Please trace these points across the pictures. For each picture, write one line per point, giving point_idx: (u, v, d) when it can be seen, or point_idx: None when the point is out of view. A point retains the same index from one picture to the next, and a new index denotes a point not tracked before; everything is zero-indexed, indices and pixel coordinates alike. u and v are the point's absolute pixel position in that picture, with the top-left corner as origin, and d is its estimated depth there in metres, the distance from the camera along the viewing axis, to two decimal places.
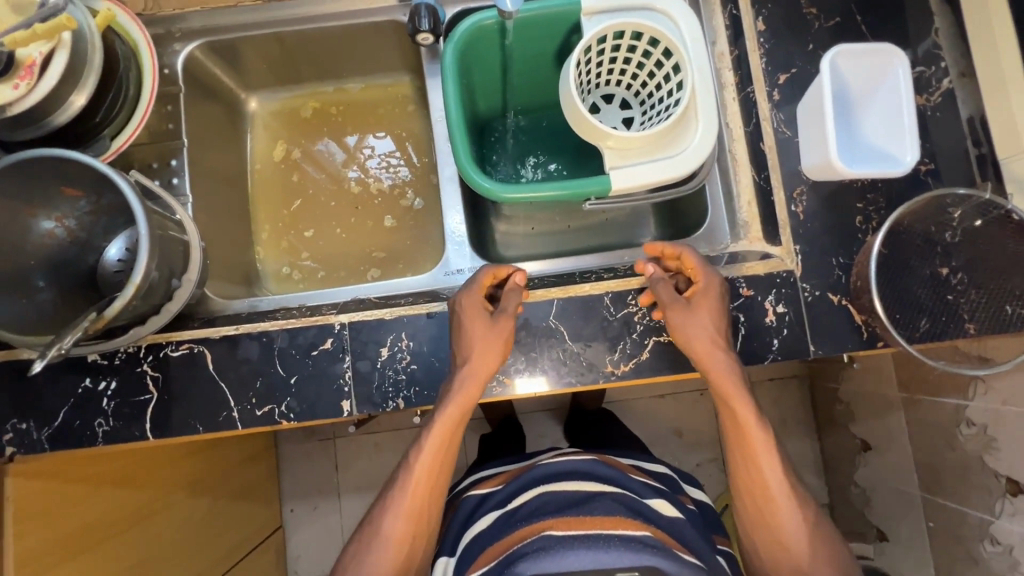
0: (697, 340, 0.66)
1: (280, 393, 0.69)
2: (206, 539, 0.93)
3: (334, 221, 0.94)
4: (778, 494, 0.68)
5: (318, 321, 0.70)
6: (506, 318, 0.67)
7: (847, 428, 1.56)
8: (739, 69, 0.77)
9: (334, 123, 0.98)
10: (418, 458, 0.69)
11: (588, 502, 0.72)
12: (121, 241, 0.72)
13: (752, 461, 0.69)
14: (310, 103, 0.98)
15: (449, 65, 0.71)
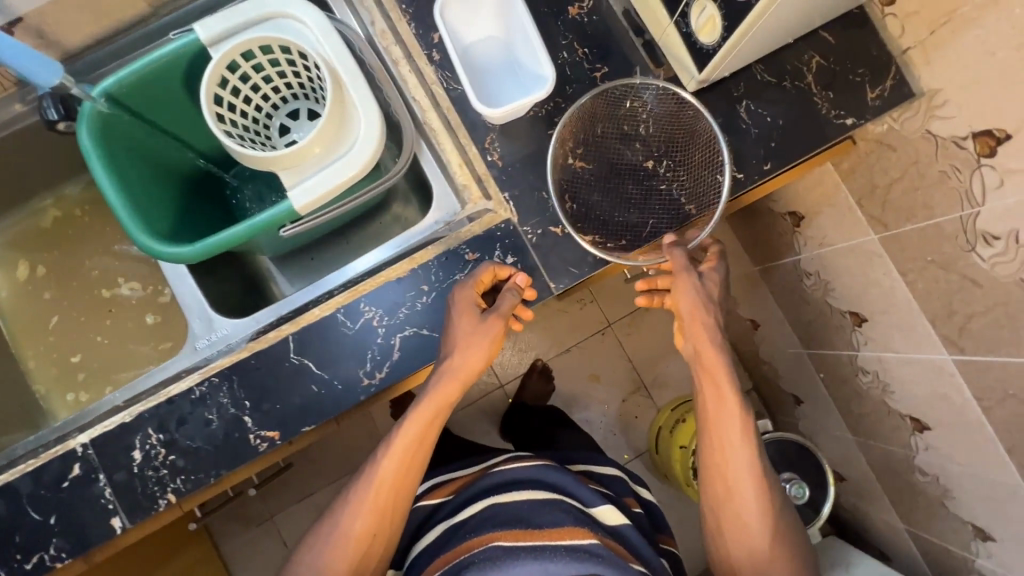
0: (693, 309, 0.71)
1: (44, 537, 0.65)
2: None
3: (92, 331, 0.92)
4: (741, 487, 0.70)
5: (58, 451, 0.66)
6: (503, 311, 0.67)
7: (732, 315, 1.54)
8: (399, 43, 0.75)
9: (83, 224, 0.93)
10: (391, 458, 0.68)
11: (543, 517, 0.79)
12: None
13: (729, 450, 0.71)
14: (51, 212, 0.92)
15: (86, 143, 0.65)
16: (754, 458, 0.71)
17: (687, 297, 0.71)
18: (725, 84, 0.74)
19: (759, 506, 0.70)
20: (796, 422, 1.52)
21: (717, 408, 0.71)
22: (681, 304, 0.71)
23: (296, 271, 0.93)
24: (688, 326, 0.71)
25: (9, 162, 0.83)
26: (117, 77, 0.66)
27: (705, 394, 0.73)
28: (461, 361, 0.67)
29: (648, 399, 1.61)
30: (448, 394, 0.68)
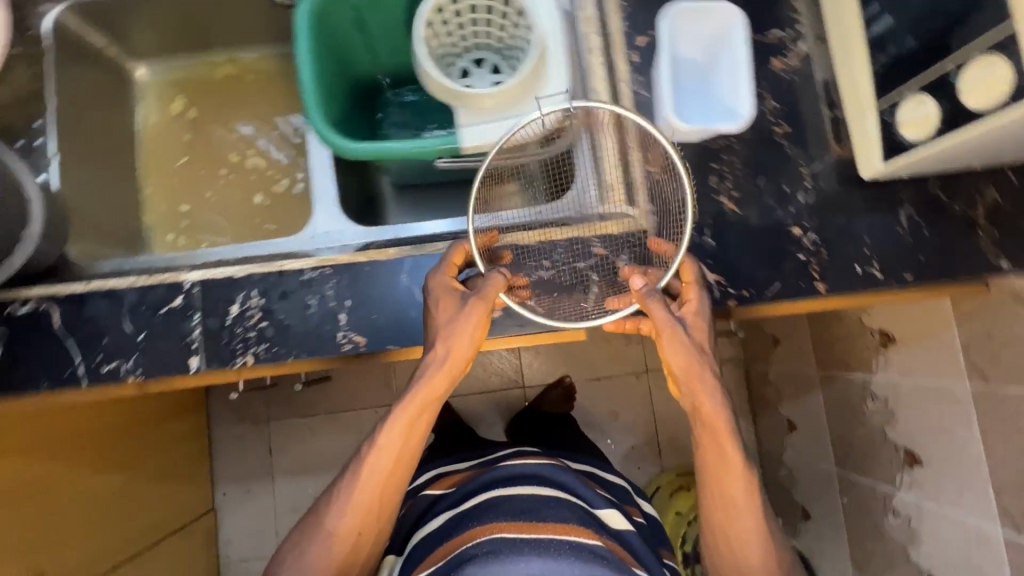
0: (685, 363, 0.64)
1: (127, 349, 0.69)
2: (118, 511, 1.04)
3: (206, 186, 0.97)
4: (747, 535, 0.67)
5: (167, 278, 0.70)
6: (483, 306, 0.64)
7: (776, 410, 1.52)
8: (603, 34, 0.75)
9: (245, 88, 0.98)
10: (374, 456, 0.68)
11: (541, 514, 0.79)
12: None
13: (725, 494, 0.67)
14: (224, 68, 0.97)
15: (301, 20, 0.70)
16: (754, 496, 0.68)
17: (673, 343, 0.64)
18: (895, 184, 0.74)
19: (759, 542, 0.68)
20: (795, 536, 1.48)
21: (716, 450, 0.67)
22: (667, 353, 0.65)
23: (412, 205, 0.96)
24: (682, 377, 0.65)
25: None
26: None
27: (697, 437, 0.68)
28: (441, 351, 0.65)
29: (659, 457, 1.59)
30: (433, 390, 0.67)
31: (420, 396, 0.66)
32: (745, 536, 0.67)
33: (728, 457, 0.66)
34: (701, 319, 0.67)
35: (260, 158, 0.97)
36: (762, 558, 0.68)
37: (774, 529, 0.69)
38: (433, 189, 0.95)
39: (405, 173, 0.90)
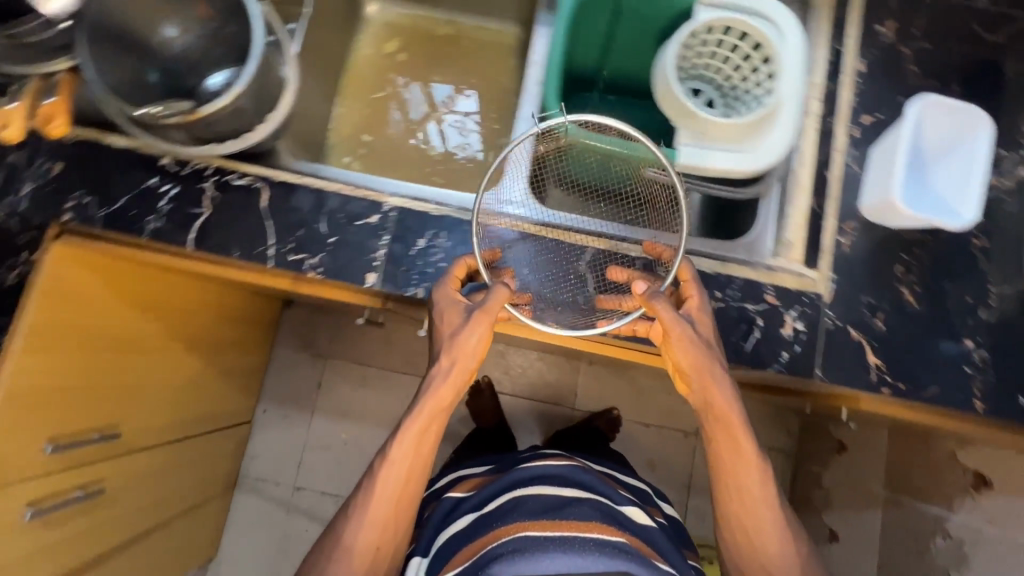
0: (691, 358, 0.64)
1: (316, 246, 0.73)
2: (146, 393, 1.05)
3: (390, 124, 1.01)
4: (765, 523, 0.66)
5: (371, 196, 0.74)
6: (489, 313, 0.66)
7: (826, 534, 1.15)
8: (828, 103, 0.78)
9: (457, 49, 1.03)
10: (389, 469, 0.68)
11: (563, 509, 0.76)
12: (224, 74, 0.75)
13: (739, 488, 0.66)
14: (444, 27, 1.03)
15: (565, 11, 0.76)
16: (770, 486, 0.67)
17: (683, 343, 0.64)
18: None
19: (779, 535, 0.67)
20: None
21: (728, 442, 0.66)
22: (676, 351, 0.65)
23: None
24: (692, 374, 0.65)
25: None
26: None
27: (709, 432, 0.68)
28: (445, 364, 0.66)
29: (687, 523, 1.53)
30: (442, 399, 0.68)
31: (433, 404, 0.67)
32: (765, 526, 0.66)
33: (741, 446, 0.66)
34: (703, 310, 0.68)
35: (451, 116, 1.00)
36: (781, 547, 0.66)
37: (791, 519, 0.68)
38: None
39: None
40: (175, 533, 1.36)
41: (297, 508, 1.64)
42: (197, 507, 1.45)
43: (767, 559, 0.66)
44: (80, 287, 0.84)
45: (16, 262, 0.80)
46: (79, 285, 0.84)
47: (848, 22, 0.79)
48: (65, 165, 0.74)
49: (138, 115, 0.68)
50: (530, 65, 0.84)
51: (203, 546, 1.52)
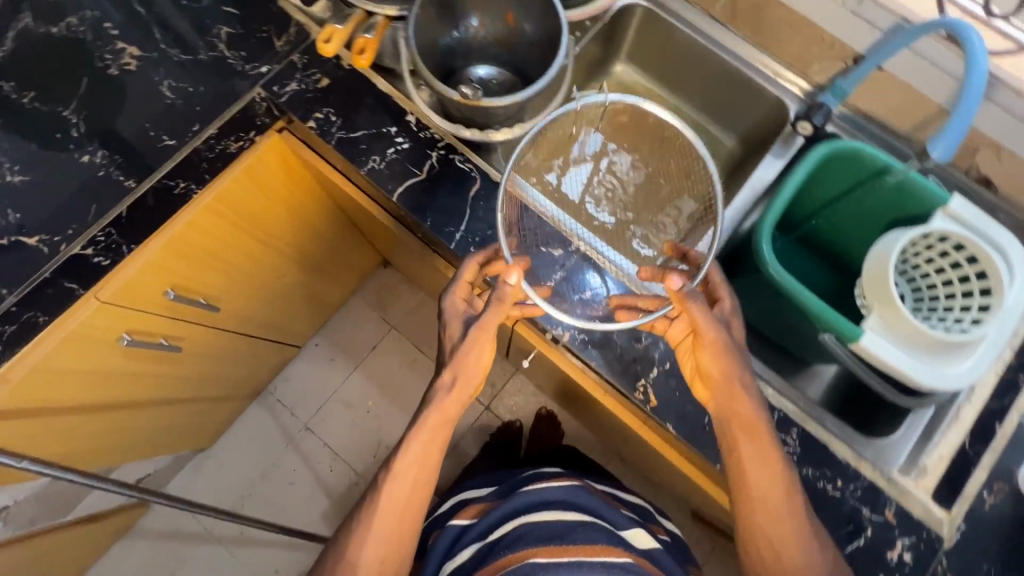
0: (715, 355, 0.66)
1: (498, 250, 0.77)
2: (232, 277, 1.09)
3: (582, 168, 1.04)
4: (792, 537, 0.64)
5: (565, 231, 0.78)
6: (492, 324, 0.69)
7: None
8: (1021, 356, 0.76)
9: (675, 135, 1.05)
10: (398, 474, 0.70)
11: (570, 534, 0.72)
12: (487, 69, 0.85)
13: (758, 495, 0.65)
14: (671, 113, 1.05)
15: (814, 158, 0.77)
16: (795, 493, 0.65)
17: (709, 343, 0.66)
18: None
19: (805, 545, 0.65)
20: None
21: (748, 449, 0.66)
22: (705, 356, 0.67)
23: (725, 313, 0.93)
24: (719, 381, 0.67)
25: (715, 79, 0.95)
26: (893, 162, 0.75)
27: (725, 438, 0.68)
28: (447, 378, 0.71)
29: None
30: (445, 413, 0.72)
31: (437, 416, 0.71)
32: (790, 538, 0.64)
33: (764, 456, 0.66)
34: (729, 307, 0.70)
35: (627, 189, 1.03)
36: (809, 560, 0.64)
37: (822, 535, 0.66)
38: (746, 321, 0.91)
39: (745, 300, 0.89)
40: (198, 412, 1.41)
41: (297, 445, 1.67)
42: (224, 398, 1.50)
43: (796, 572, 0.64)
44: (264, 178, 0.88)
45: (241, 135, 0.83)
46: (259, 180, 0.88)
47: None
48: (331, 82, 0.82)
49: (447, 93, 0.73)
50: (748, 184, 0.86)
51: (206, 435, 1.57)
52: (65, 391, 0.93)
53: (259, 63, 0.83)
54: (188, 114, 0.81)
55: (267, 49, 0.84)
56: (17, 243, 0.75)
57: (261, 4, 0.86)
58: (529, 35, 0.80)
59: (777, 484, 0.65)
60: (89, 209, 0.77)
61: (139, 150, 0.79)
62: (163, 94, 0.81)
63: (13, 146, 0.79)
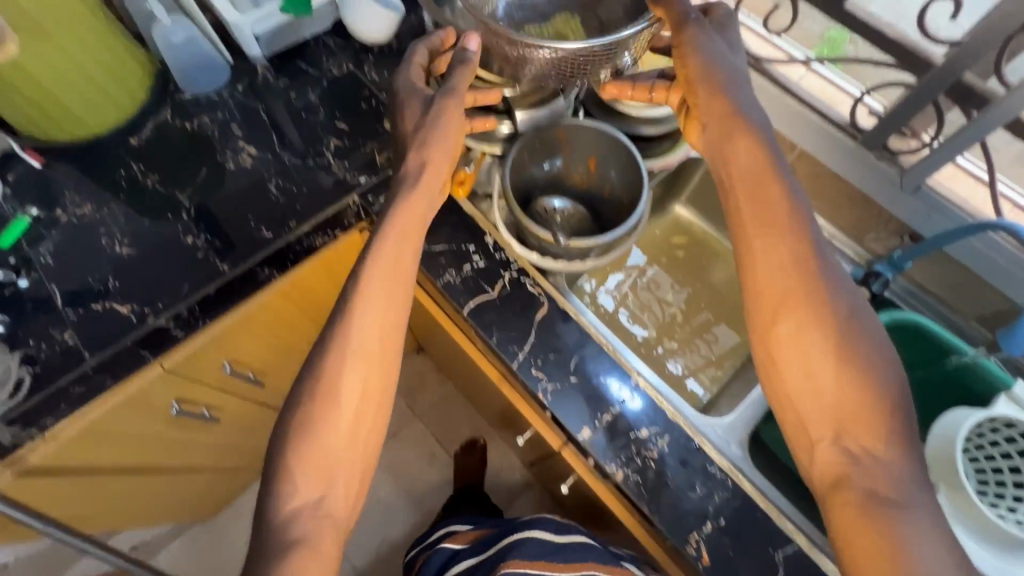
0: (710, 92, 0.68)
1: (557, 376, 0.79)
2: (283, 356, 1.12)
3: (637, 296, 1.08)
4: (807, 307, 0.60)
5: (625, 366, 0.79)
6: (445, 154, 0.73)
7: None
8: None
9: (727, 276, 1.10)
10: (362, 309, 0.66)
11: (561, 552, 0.83)
12: (562, 202, 0.90)
13: (784, 275, 0.61)
14: (725, 255, 1.11)
15: None
16: (811, 259, 0.61)
17: (704, 64, 0.68)
18: None
19: (821, 319, 0.59)
20: None
21: (745, 169, 0.66)
22: (698, 89, 0.69)
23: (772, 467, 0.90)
24: (721, 133, 0.68)
25: None
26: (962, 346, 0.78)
27: (742, 209, 0.65)
28: (407, 182, 0.73)
29: None
30: (413, 214, 0.71)
31: (392, 239, 0.70)
32: (802, 309, 0.60)
33: (772, 203, 0.63)
34: (728, 38, 0.72)
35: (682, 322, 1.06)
36: (821, 350, 0.59)
37: (851, 317, 0.59)
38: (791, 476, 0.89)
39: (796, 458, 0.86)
40: (212, 480, 1.38)
41: None
42: (241, 470, 1.47)
43: (814, 367, 0.59)
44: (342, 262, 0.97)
45: (327, 231, 0.90)
46: (325, 265, 0.94)
47: None
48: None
49: (535, 229, 0.81)
50: None
51: (212, 505, 1.51)
52: (105, 451, 0.93)
53: (360, 174, 0.92)
54: (290, 212, 0.89)
55: (369, 163, 0.93)
56: (110, 310, 0.80)
57: (369, 124, 0.97)
58: (609, 179, 0.88)
59: (799, 276, 0.60)
60: (183, 286, 0.82)
61: (239, 238, 0.86)
62: (270, 191, 0.90)
63: (130, 220, 0.87)
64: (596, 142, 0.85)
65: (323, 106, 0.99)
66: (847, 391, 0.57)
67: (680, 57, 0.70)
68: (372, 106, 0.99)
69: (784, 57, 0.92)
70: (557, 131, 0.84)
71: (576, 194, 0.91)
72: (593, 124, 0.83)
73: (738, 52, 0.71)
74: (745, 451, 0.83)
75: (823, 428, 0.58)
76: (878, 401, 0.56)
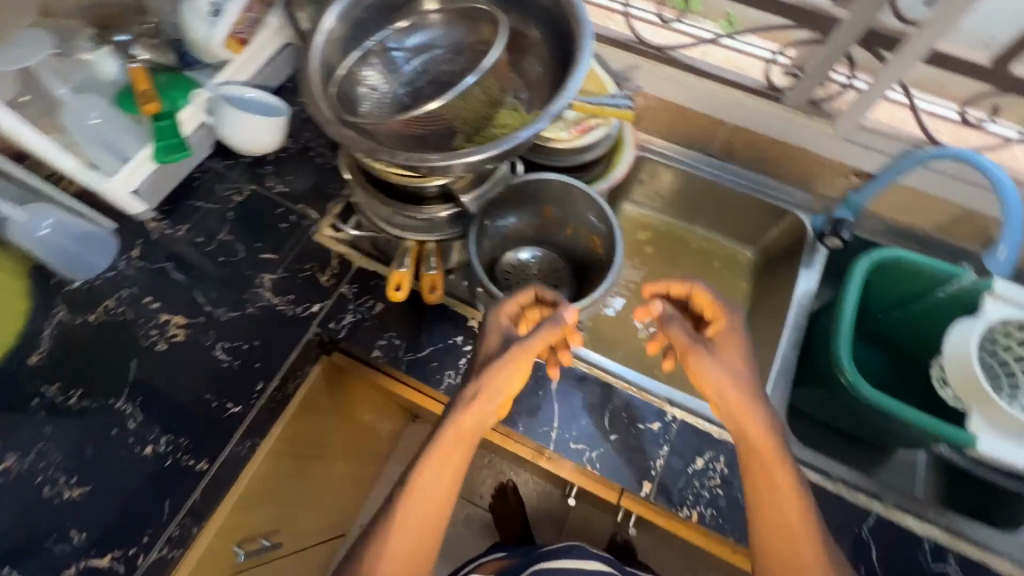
0: (724, 392, 0.64)
1: (596, 440, 0.75)
2: (295, 500, 1.04)
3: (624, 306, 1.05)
4: (806, 528, 0.60)
5: (655, 403, 0.77)
6: (524, 354, 0.66)
7: None
8: None
9: (698, 256, 1.09)
10: (414, 486, 0.65)
11: None
12: (531, 252, 0.91)
13: (791, 522, 0.60)
14: (688, 236, 1.11)
15: (858, 272, 0.82)
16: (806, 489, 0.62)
17: (716, 384, 0.65)
18: None
19: (812, 537, 0.60)
20: None
21: (748, 421, 0.63)
22: (698, 377, 0.66)
23: (808, 429, 0.92)
24: (720, 404, 0.66)
25: (728, 205, 1.03)
26: (949, 270, 0.81)
27: (745, 456, 0.64)
28: (470, 389, 0.67)
29: None
30: (464, 429, 0.66)
31: (454, 432, 0.66)
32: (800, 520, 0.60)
33: (768, 450, 0.62)
34: (741, 353, 0.67)
35: None
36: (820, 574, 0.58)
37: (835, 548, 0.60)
38: (824, 433, 0.92)
39: (829, 414, 0.88)
40: None
41: None
42: None
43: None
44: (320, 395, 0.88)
45: (298, 373, 0.81)
46: (307, 403, 0.86)
47: None
48: (387, 307, 0.82)
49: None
50: (791, 303, 0.93)
51: None
52: None
53: (309, 302, 0.83)
54: (250, 373, 0.78)
55: (316, 287, 0.84)
56: (89, 568, 0.68)
57: (297, 244, 0.88)
58: (569, 218, 0.87)
59: (796, 491, 0.61)
60: (163, 505, 0.71)
61: (206, 423, 0.75)
62: (218, 357, 0.79)
63: (67, 452, 0.74)
64: (549, 189, 0.84)
65: (241, 242, 0.88)
66: None
67: (697, 382, 0.67)
68: (293, 222, 0.90)
69: (688, 41, 0.92)
70: (508, 193, 0.82)
71: (541, 242, 0.92)
72: (538, 177, 0.81)
73: (755, 360, 0.67)
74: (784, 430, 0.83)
75: None
76: None
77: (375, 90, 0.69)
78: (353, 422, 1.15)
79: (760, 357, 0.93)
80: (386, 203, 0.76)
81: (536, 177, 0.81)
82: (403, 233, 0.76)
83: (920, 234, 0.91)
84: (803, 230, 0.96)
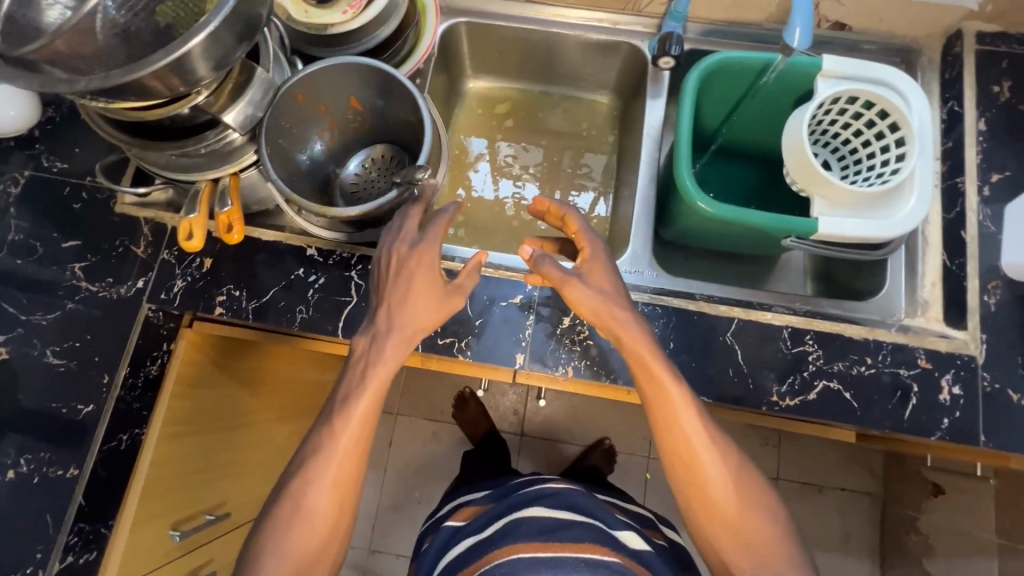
0: (631, 346, 0.64)
1: (463, 329, 0.74)
2: (245, 479, 1.03)
3: (493, 190, 0.99)
4: (719, 467, 0.63)
5: (512, 277, 0.76)
6: (427, 288, 0.64)
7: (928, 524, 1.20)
8: (949, 160, 0.81)
9: (557, 117, 1.03)
10: (344, 426, 0.62)
11: (558, 531, 0.74)
12: (359, 157, 0.84)
13: (684, 429, 0.63)
14: (541, 98, 1.03)
15: (691, 85, 0.78)
16: (711, 432, 0.64)
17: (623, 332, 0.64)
18: None
19: (718, 466, 0.63)
20: None
21: (666, 379, 0.63)
22: (611, 328, 0.64)
23: (685, 259, 0.93)
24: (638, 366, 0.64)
25: (566, 53, 0.95)
26: (767, 57, 0.77)
27: (654, 408, 0.64)
28: (381, 325, 0.64)
29: None
30: (387, 364, 0.63)
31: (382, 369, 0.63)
32: (710, 461, 0.63)
33: (679, 406, 0.63)
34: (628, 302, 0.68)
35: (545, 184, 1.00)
36: (727, 491, 0.63)
37: (745, 470, 0.64)
38: (700, 261, 0.93)
39: (698, 242, 0.88)
40: None
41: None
42: None
43: (716, 500, 0.63)
44: (196, 369, 0.85)
45: (154, 354, 0.79)
46: (190, 374, 0.83)
47: (964, 81, 0.82)
48: (215, 259, 0.76)
49: (351, 215, 0.70)
50: (643, 139, 0.90)
51: None
52: None
53: (133, 279, 0.77)
54: (92, 369, 0.74)
55: (135, 263, 0.78)
56: None
57: (100, 222, 0.79)
58: (381, 107, 0.79)
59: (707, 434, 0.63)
60: (46, 521, 0.70)
61: (60, 433, 0.72)
62: (52, 364, 0.74)
63: None
64: (340, 77, 0.73)
65: (36, 237, 0.78)
66: (744, 512, 0.62)
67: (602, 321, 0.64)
68: (87, 199, 0.80)
69: None
70: (297, 93, 0.71)
71: (367, 141, 0.84)
72: (330, 62, 0.70)
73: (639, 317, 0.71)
74: (654, 266, 0.84)
75: (730, 550, 0.62)
76: (759, 514, 0.63)
77: (66, 10, 0.52)
78: (284, 400, 1.12)
79: (627, 203, 0.91)
80: (162, 146, 0.63)
81: (326, 62, 0.70)
82: (189, 176, 0.69)
83: (756, 31, 0.86)
84: (641, 58, 0.91)
